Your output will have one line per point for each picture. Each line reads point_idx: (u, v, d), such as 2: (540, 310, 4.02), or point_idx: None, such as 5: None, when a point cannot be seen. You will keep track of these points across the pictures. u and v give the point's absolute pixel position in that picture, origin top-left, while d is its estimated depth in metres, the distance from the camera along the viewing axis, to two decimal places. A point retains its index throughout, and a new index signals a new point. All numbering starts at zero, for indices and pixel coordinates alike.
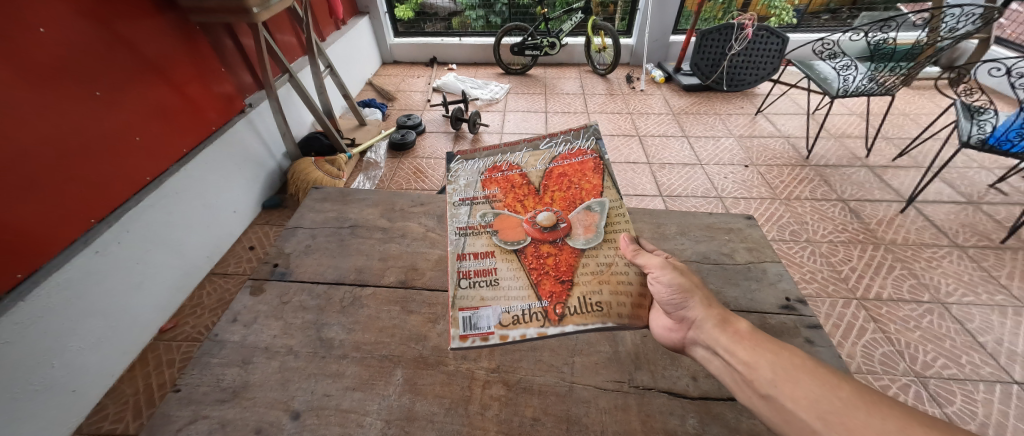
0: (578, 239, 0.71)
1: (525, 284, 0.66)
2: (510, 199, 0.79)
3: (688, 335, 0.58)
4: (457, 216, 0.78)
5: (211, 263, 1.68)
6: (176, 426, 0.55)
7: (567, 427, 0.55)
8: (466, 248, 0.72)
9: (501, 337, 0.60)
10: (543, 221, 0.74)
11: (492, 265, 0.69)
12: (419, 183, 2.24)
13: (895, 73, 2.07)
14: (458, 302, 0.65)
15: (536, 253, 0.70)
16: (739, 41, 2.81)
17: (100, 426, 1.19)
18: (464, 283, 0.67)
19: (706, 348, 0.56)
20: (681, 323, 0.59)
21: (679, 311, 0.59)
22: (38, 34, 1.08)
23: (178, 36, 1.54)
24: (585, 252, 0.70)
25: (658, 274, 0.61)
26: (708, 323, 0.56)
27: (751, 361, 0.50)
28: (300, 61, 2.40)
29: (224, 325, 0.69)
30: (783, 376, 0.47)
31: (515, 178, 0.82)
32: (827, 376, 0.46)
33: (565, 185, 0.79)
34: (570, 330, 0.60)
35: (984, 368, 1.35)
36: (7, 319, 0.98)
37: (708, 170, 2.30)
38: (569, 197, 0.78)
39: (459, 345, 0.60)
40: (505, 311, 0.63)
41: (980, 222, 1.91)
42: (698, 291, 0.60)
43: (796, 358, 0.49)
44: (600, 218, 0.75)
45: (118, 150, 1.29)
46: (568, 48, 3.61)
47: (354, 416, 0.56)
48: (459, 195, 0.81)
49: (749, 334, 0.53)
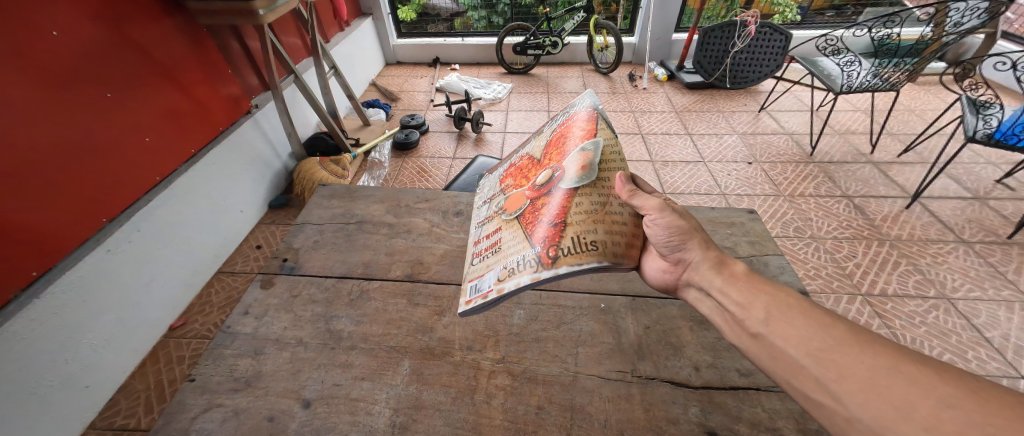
0: (568, 181, 0.67)
1: (518, 240, 0.66)
2: (517, 179, 0.80)
3: (682, 276, 0.61)
4: (478, 214, 0.86)
5: (219, 262, 1.71)
6: (191, 414, 0.57)
7: (571, 416, 0.56)
8: (482, 235, 0.77)
9: (498, 291, 0.60)
10: (540, 181, 0.72)
11: (498, 238, 0.71)
12: (424, 182, 2.26)
13: (900, 68, 2.06)
14: (469, 275, 0.70)
15: (530, 212, 0.69)
16: (743, 38, 2.82)
17: (111, 422, 1.21)
18: (475, 261, 0.72)
19: (699, 290, 0.58)
20: (677, 265, 0.62)
21: (676, 253, 0.61)
22: (51, 37, 1.11)
23: (187, 39, 1.57)
24: (577, 191, 0.66)
25: (657, 217, 0.62)
26: (705, 268, 0.58)
27: (745, 303, 0.51)
28: (305, 62, 2.42)
29: (235, 318, 0.71)
30: (776, 316, 0.48)
31: (524, 163, 0.83)
32: (820, 316, 0.45)
33: (561, 143, 0.76)
34: (564, 271, 0.56)
35: (991, 364, 1.34)
36: (23, 316, 1.01)
37: (712, 167, 2.30)
38: (562, 150, 0.74)
39: (465, 309, 0.63)
40: (504, 268, 0.63)
41: (987, 218, 1.89)
42: (698, 234, 0.61)
43: (790, 299, 0.49)
44: (593, 157, 0.69)
45: (129, 150, 1.32)
46: (571, 46, 3.62)
47: (363, 404, 0.57)
48: (483, 199, 0.89)
49: (744, 278, 0.54)
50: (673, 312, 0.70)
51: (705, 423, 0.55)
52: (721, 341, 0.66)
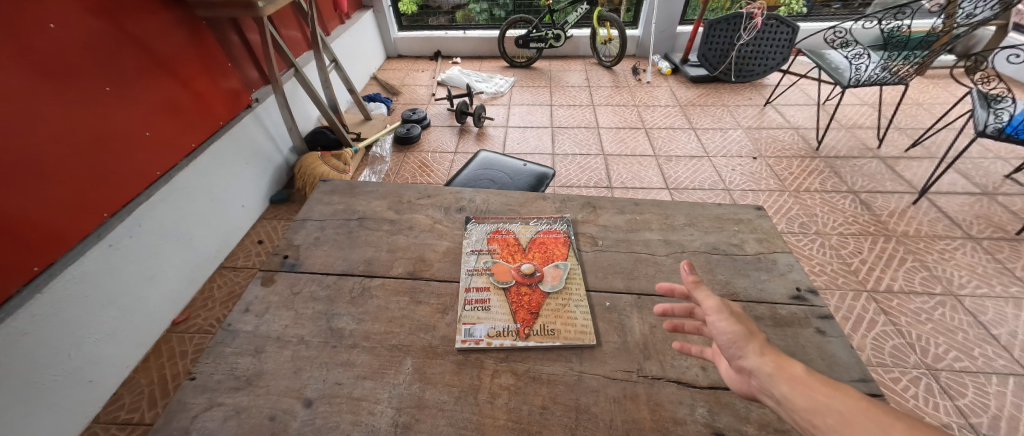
0: (546, 285, 0.74)
1: (505, 309, 0.69)
2: (504, 252, 0.81)
3: (751, 385, 0.48)
4: (466, 261, 0.80)
5: (221, 256, 1.70)
6: (191, 413, 0.56)
7: (576, 415, 0.55)
8: (471, 283, 0.75)
9: (489, 344, 0.64)
10: (523, 270, 0.76)
11: (487, 296, 0.72)
12: (425, 177, 2.24)
13: (909, 61, 2.01)
14: (462, 317, 0.68)
15: (517, 291, 0.72)
16: (748, 30, 2.77)
17: (116, 416, 1.22)
18: (467, 308, 0.70)
19: (770, 398, 0.45)
20: (742, 372, 0.49)
21: (736, 359, 0.49)
22: (49, 30, 1.09)
23: (185, 32, 1.54)
24: (552, 293, 0.73)
25: (714, 319, 0.51)
26: (766, 371, 0.45)
27: (810, 409, 0.40)
28: (305, 56, 2.40)
29: (236, 315, 0.70)
30: (844, 422, 0.37)
31: (510, 239, 0.85)
32: (896, 423, 0.35)
33: (543, 250, 0.82)
34: (537, 347, 0.63)
35: (997, 361, 1.33)
36: (25, 311, 1.00)
37: (717, 162, 2.27)
38: (546, 253, 0.81)
39: (463, 347, 0.63)
40: (493, 327, 0.66)
41: (995, 214, 1.87)
42: (757, 338, 0.49)
43: (864, 404, 0.38)
44: (565, 272, 0.77)
45: (129, 145, 1.31)
46: (574, 39, 3.58)
47: (365, 403, 0.56)
48: (470, 246, 0.83)
49: (809, 379, 0.43)
50: None
51: (712, 424, 0.54)
52: None
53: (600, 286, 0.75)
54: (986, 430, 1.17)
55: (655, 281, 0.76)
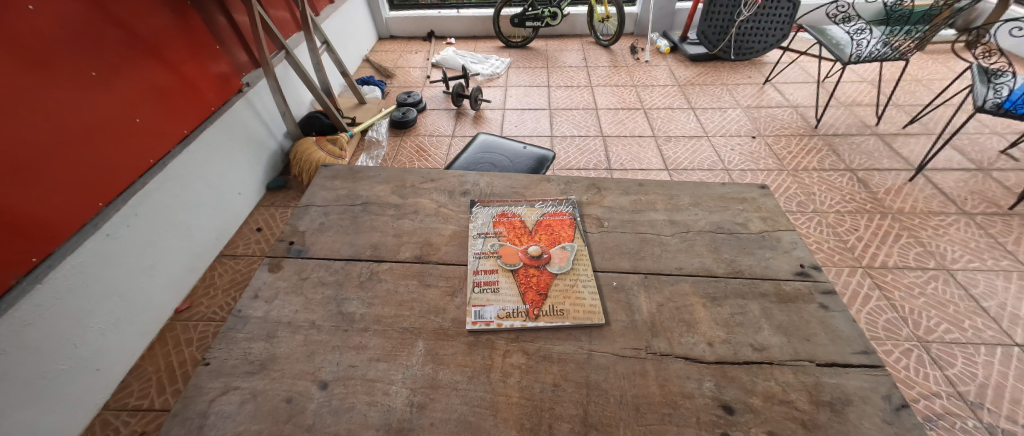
0: (554, 267, 0.74)
1: (515, 291, 0.70)
2: (511, 234, 0.81)
3: None
4: (473, 244, 0.80)
5: (219, 244, 1.69)
6: (209, 397, 0.56)
7: (587, 392, 0.56)
8: (479, 265, 0.75)
9: (500, 325, 0.65)
10: (530, 252, 0.76)
11: (495, 278, 0.73)
12: (423, 161, 2.22)
13: (911, 36, 1.97)
14: (472, 300, 0.69)
15: (526, 273, 0.73)
16: (750, 6, 2.70)
17: (126, 402, 1.23)
18: (476, 290, 0.71)
19: None
20: None
21: None
22: (28, 12, 1.03)
23: (170, 14, 1.49)
24: (559, 275, 0.73)
25: None
26: None
27: None
28: (296, 36, 2.33)
29: (246, 301, 0.70)
30: None
31: (516, 223, 0.85)
32: None
33: (550, 232, 0.82)
34: (546, 327, 0.65)
35: (986, 332, 1.37)
36: (27, 302, 1.00)
37: (716, 142, 2.27)
38: (553, 235, 0.81)
39: (474, 328, 0.64)
40: (503, 308, 0.67)
41: (990, 190, 1.89)
42: None
43: None
44: (570, 255, 0.77)
45: (119, 133, 1.28)
46: (570, 18, 3.51)
47: (379, 384, 0.57)
48: (477, 230, 0.83)
49: None
50: (686, 288, 0.71)
51: (720, 397, 0.55)
52: (734, 317, 0.66)
53: (607, 266, 0.76)
54: (973, 398, 1.21)
55: (660, 260, 0.77)
